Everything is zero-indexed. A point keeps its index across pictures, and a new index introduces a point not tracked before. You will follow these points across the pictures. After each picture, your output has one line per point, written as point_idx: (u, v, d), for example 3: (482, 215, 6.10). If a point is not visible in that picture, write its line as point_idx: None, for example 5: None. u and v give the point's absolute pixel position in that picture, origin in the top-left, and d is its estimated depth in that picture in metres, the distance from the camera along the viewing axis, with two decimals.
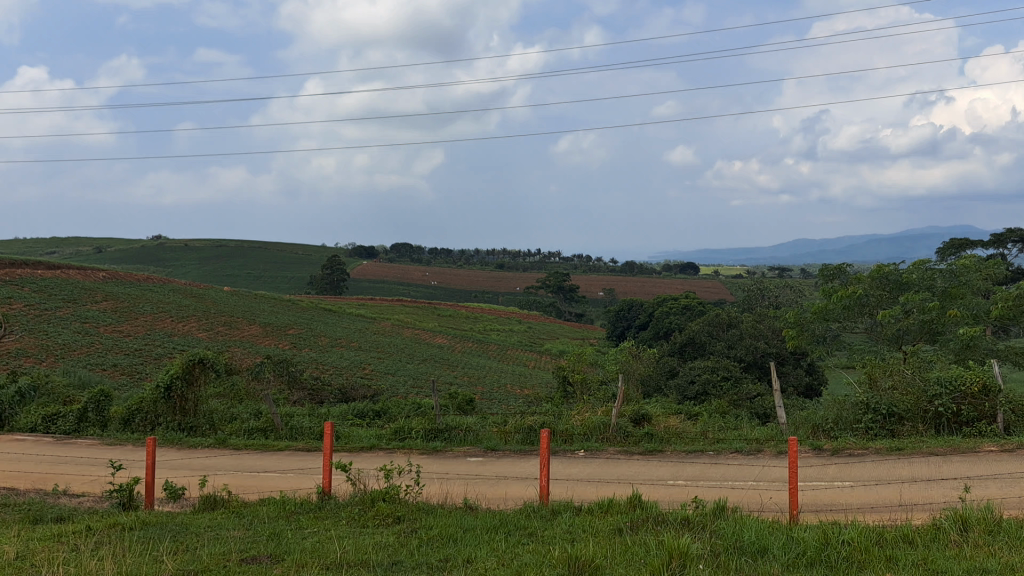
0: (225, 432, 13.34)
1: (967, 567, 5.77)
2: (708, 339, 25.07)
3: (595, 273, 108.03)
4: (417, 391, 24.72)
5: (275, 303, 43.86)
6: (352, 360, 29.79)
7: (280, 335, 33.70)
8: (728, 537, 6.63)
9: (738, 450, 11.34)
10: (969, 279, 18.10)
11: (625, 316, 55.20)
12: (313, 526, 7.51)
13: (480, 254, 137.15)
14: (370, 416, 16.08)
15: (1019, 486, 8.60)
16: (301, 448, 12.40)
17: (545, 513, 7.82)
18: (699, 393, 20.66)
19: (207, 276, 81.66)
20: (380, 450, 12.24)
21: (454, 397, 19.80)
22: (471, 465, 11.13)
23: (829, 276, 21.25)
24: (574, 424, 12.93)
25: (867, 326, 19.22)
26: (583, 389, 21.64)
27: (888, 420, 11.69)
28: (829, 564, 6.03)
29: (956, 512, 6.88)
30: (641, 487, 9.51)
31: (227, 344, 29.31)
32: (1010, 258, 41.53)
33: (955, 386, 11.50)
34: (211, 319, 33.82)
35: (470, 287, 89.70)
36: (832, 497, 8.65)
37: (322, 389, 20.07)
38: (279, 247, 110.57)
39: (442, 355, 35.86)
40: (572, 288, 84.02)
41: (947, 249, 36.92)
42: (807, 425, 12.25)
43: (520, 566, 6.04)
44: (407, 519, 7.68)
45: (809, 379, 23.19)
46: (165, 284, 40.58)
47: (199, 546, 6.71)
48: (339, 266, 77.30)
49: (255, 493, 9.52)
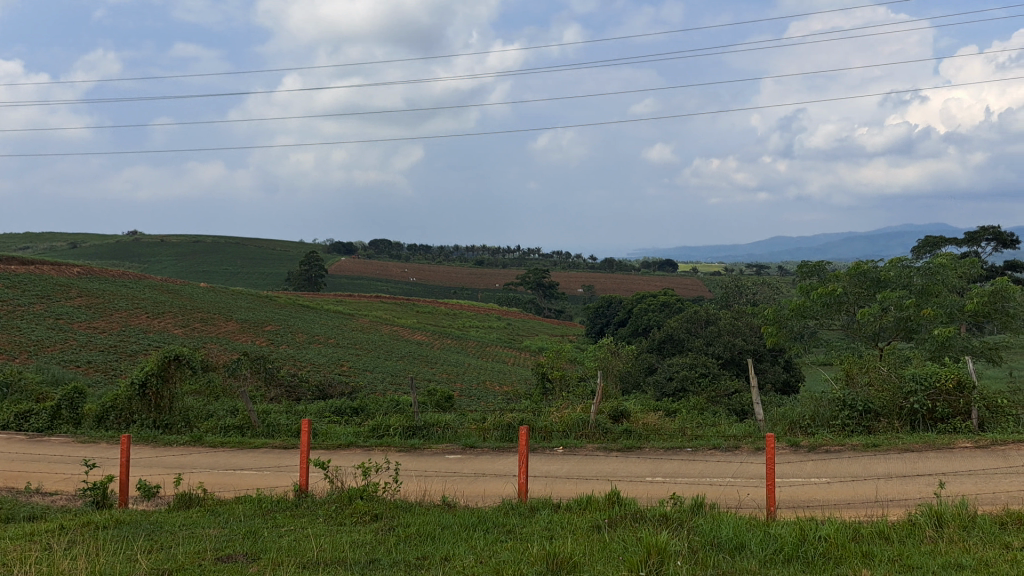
0: (201, 430, 13.24)
1: (942, 563, 5.81)
2: (687, 336, 25.19)
3: (574, 270, 108.31)
4: (395, 388, 24.73)
5: (252, 299, 43.67)
6: (330, 357, 29.74)
7: (257, 331, 33.56)
8: (706, 534, 6.63)
9: (716, 446, 11.39)
10: (945, 277, 18.20)
11: (604, 313, 55.29)
12: (290, 525, 7.44)
13: (458, 250, 137.06)
14: (348, 413, 16.04)
15: (993, 481, 8.69)
16: (278, 445, 12.31)
17: (523, 510, 7.82)
18: (677, 390, 20.74)
19: (183, 271, 81.18)
20: (357, 447, 12.20)
21: (432, 393, 19.78)
22: (450, 462, 11.12)
23: (808, 273, 21.34)
24: (552, 420, 12.91)
25: (844, 323, 19.32)
26: (562, 385, 21.68)
27: (865, 416, 11.78)
28: (806, 560, 6.06)
29: (932, 508, 6.93)
30: (619, 485, 9.50)
31: (202, 340, 29.12)
32: (984, 256, 41.87)
33: (930, 382, 11.60)
34: (186, 315, 33.60)
35: (448, 283, 89.81)
36: (809, 493, 8.70)
37: (299, 386, 20.00)
38: (256, 243, 110.25)
39: (420, 351, 35.87)
40: (552, 284, 84.11)
41: (921, 246, 37.15)
42: (784, 421, 12.28)
43: (498, 563, 6.02)
44: (386, 517, 7.65)
45: (786, 375, 23.36)
46: (141, 279, 40.25)
47: (173, 545, 6.65)
48: (317, 262, 77.10)
49: (231, 491, 9.45)
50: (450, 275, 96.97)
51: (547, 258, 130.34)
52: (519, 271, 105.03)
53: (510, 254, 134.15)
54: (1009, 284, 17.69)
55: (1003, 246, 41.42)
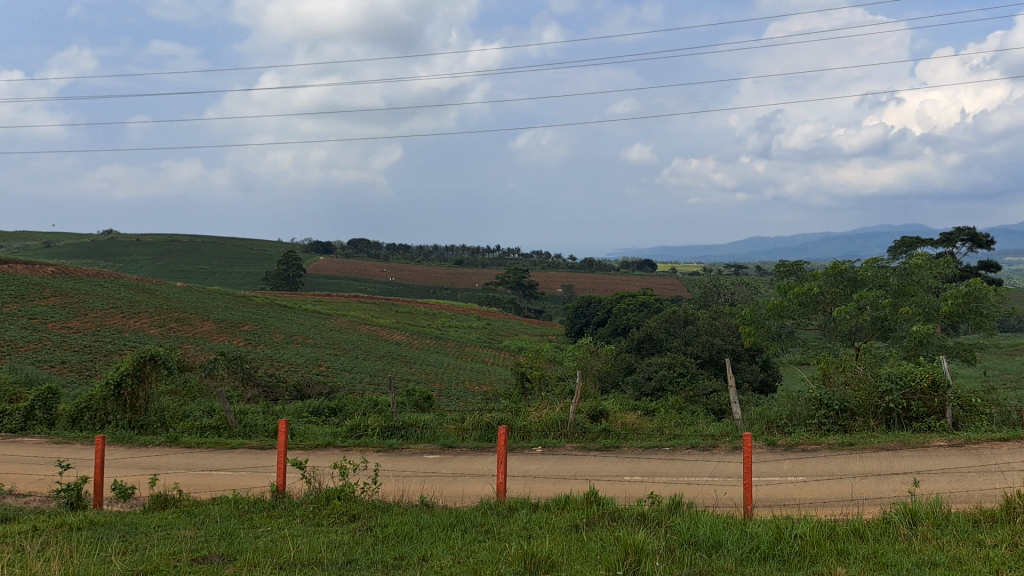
0: (177, 430, 13.13)
1: (917, 561, 5.85)
2: (666, 336, 25.26)
3: (555, 270, 108.42)
4: (374, 388, 24.64)
5: (230, 299, 43.41)
6: (308, 357, 29.59)
7: (235, 331, 33.35)
8: (683, 533, 6.66)
9: (694, 446, 11.43)
10: (920, 277, 18.36)
11: (584, 313, 55.38)
12: (266, 525, 7.41)
13: (438, 250, 136.65)
14: (326, 413, 15.95)
15: (968, 479, 8.78)
16: (255, 446, 12.25)
17: (502, 510, 7.82)
18: (656, 389, 20.80)
19: (159, 271, 80.56)
20: (335, 448, 12.15)
21: (411, 393, 19.75)
22: (428, 462, 11.09)
23: (785, 272, 21.44)
24: (530, 420, 12.91)
25: (821, 323, 19.47)
26: (541, 385, 21.70)
27: (841, 415, 11.86)
28: (782, 559, 6.09)
29: (907, 506, 6.99)
30: (597, 485, 9.51)
31: (179, 340, 28.89)
32: (959, 257, 42.26)
33: (905, 381, 11.72)
34: (163, 314, 33.32)
35: (428, 283, 89.60)
36: (785, 492, 8.75)
37: (276, 386, 19.90)
38: (235, 243, 109.63)
39: (398, 351, 35.80)
40: (531, 284, 83.98)
41: (898, 246, 37.44)
42: (761, 421, 12.33)
43: (475, 563, 6.01)
44: (363, 517, 7.63)
45: (763, 375, 23.54)
46: (117, 279, 39.88)
47: (148, 546, 6.60)
48: (295, 262, 76.73)
49: (207, 492, 9.39)
50: (429, 275, 96.72)
51: (527, 258, 130.19)
52: (499, 271, 104.99)
53: (489, 254, 133.88)
54: (983, 285, 17.91)
55: (978, 247, 41.79)
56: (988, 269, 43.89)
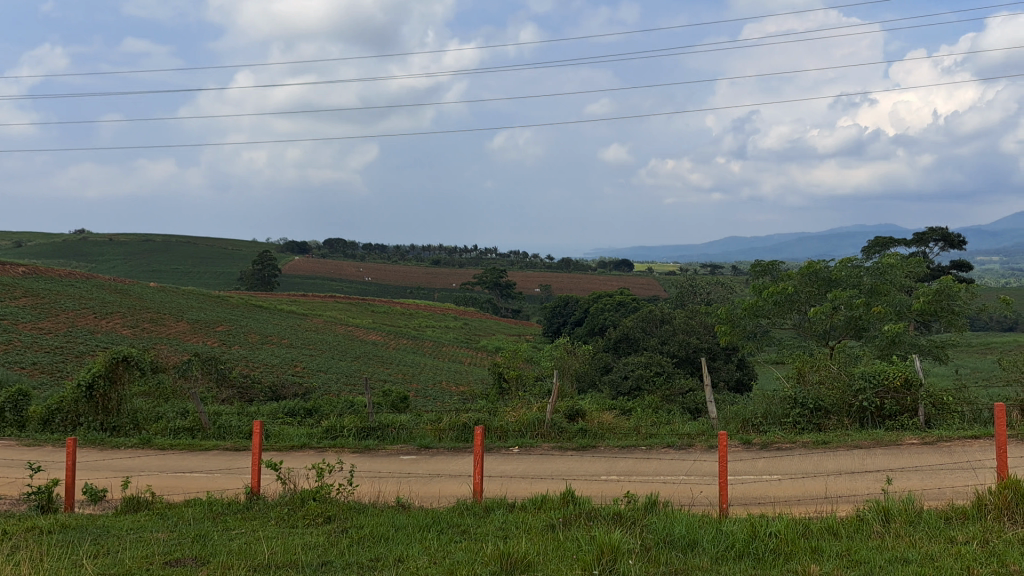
0: (149, 432, 13.03)
1: (890, 558, 5.91)
2: (642, 335, 25.34)
3: (532, 270, 108.45)
4: (350, 389, 24.52)
5: (205, 299, 43.07)
6: (284, 358, 29.40)
7: (209, 331, 33.09)
8: (659, 531, 6.69)
9: (670, 445, 11.49)
10: (893, 276, 18.53)
11: (561, 313, 55.44)
12: (241, 527, 7.37)
13: (414, 250, 136.17)
14: (301, 414, 15.86)
15: (939, 477, 8.86)
16: (229, 447, 12.17)
17: (478, 510, 7.80)
18: (632, 389, 20.88)
19: (133, 271, 79.80)
20: (310, 449, 12.09)
21: (387, 393, 19.71)
22: (404, 463, 11.06)
23: (760, 272, 21.55)
24: (507, 420, 12.90)
25: (796, 323, 19.61)
26: (518, 385, 21.70)
27: (815, 413, 11.96)
28: (757, 557, 6.12)
29: (880, 503, 7.04)
30: (573, 484, 9.52)
31: (152, 341, 28.63)
32: (931, 256, 42.69)
33: (878, 380, 11.85)
34: (136, 315, 33.00)
35: (404, 283, 89.40)
36: (760, 490, 8.81)
37: (251, 387, 19.77)
38: (209, 242, 108.81)
39: (375, 352, 35.67)
40: (508, 284, 83.88)
41: (871, 246, 37.75)
42: (736, 420, 12.39)
43: (452, 563, 6.01)
44: (339, 518, 7.60)
45: (739, 374, 23.71)
46: (89, 279, 39.49)
47: (121, 550, 6.53)
48: (271, 262, 76.26)
49: (181, 495, 9.31)
50: (406, 275, 96.48)
51: (504, 257, 130.12)
52: (477, 271, 104.88)
53: (466, 254, 133.62)
54: (954, 283, 18.13)
55: (950, 246, 42.27)
56: (960, 267, 44.41)
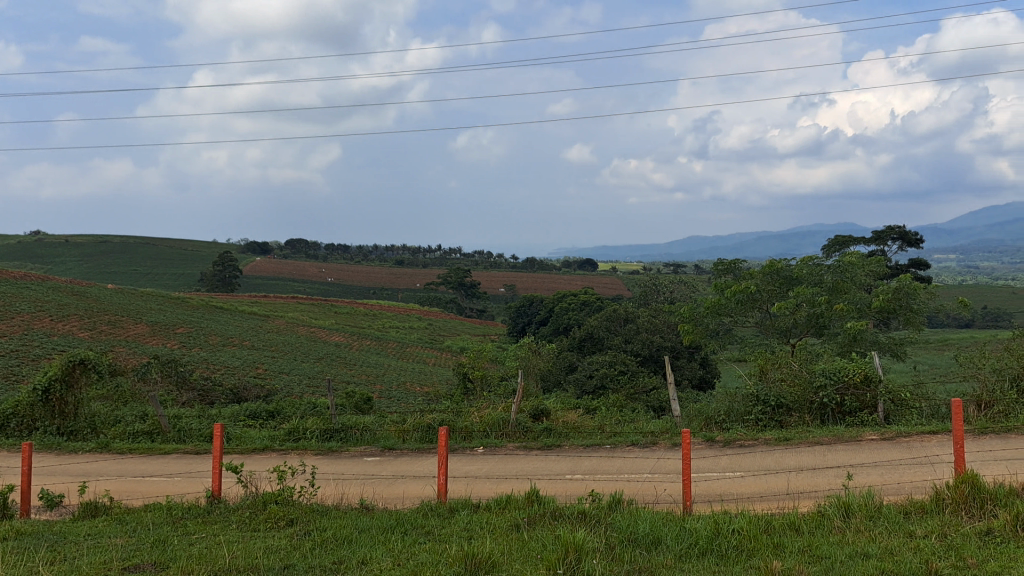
0: (108, 436, 12.85)
1: (850, 553, 5.98)
2: (606, 334, 25.45)
3: (497, 270, 108.35)
4: (313, 391, 24.34)
5: (164, 301, 42.51)
6: (245, 360, 29.09)
7: (169, 334, 32.67)
8: (624, 529, 6.70)
9: (634, 442, 11.55)
10: (854, 275, 18.77)
11: (526, 313, 55.47)
12: (201, 532, 7.28)
13: (377, 250, 135.54)
14: (264, 417, 15.74)
15: (899, 472, 8.98)
16: (190, 450, 12.03)
17: (442, 511, 7.76)
18: (597, 387, 20.97)
19: (90, 273, 78.56)
20: (273, 451, 12.00)
21: (351, 395, 19.61)
22: (368, 464, 11.00)
23: (722, 271, 21.67)
24: (472, 420, 12.88)
25: (758, 321, 19.75)
26: (483, 385, 21.67)
27: (777, 411, 12.06)
28: (720, 554, 6.16)
29: (841, 499, 7.12)
30: (538, 484, 9.52)
31: (110, 344, 28.23)
32: (890, 254, 43.29)
33: (838, 377, 12.00)
34: (93, 317, 32.46)
35: (368, 284, 88.89)
36: (723, 487, 8.86)
37: (213, 389, 19.58)
38: (168, 243, 107.47)
39: (338, 353, 35.41)
40: (472, 284, 83.67)
41: (831, 245, 38.23)
42: (700, 418, 12.48)
43: (416, 566, 5.97)
44: (301, 521, 7.53)
45: (702, 372, 23.88)
46: (43, 280, 38.83)
47: (78, 555, 6.42)
48: (231, 263, 75.43)
49: (140, 499, 9.18)
50: (370, 275, 96.00)
51: (467, 257, 129.93)
52: (441, 271, 104.61)
53: (430, 254, 133.15)
54: (913, 282, 18.41)
55: (908, 245, 42.92)
56: (917, 266, 45.12)
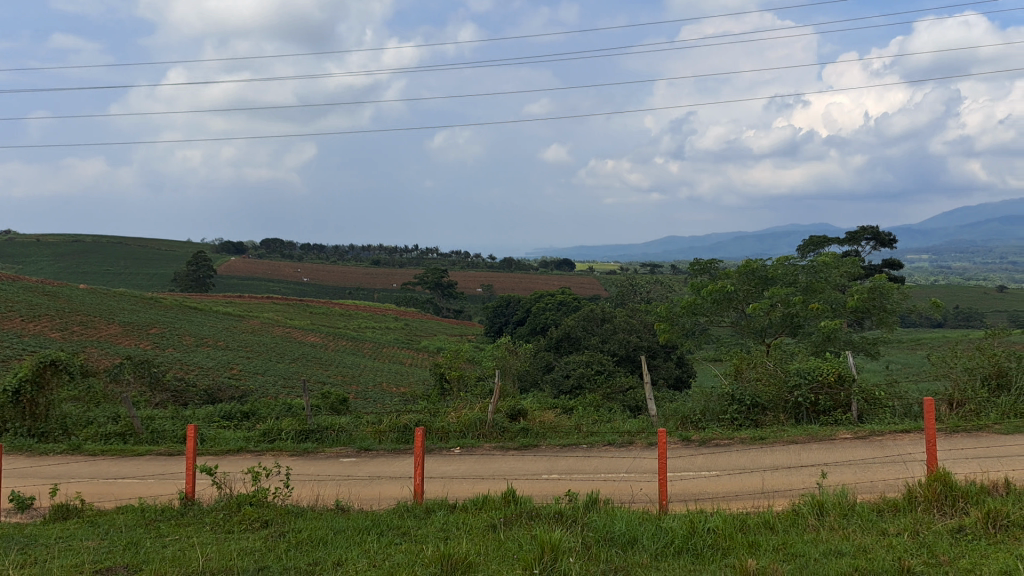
0: (79, 438, 12.71)
1: (824, 551, 6.02)
2: (583, 334, 25.49)
3: (475, 270, 108.19)
4: (288, 392, 24.21)
5: (137, 301, 42.09)
6: (220, 360, 28.86)
7: (142, 334, 32.36)
8: (600, 529, 6.70)
9: (610, 442, 11.58)
10: (828, 275, 18.91)
11: (503, 313, 55.45)
12: (175, 534, 7.21)
13: (353, 250, 135.02)
14: (239, 417, 15.64)
15: (873, 470, 9.07)
16: (163, 452, 11.92)
17: (418, 512, 7.73)
18: (574, 387, 21.01)
19: (61, 274, 77.67)
20: (247, 452, 11.92)
21: (326, 396, 19.51)
22: (344, 465, 10.96)
23: (698, 270, 21.73)
24: (448, 420, 12.85)
25: (733, 320, 19.84)
26: (459, 385, 21.64)
27: (752, 410, 12.12)
28: (695, 552, 6.19)
29: (815, 497, 7.18)
30: (515, 484, 9.51)
31: (82, 345, 27.89)
32: (864, 254, 43.62)
33: (813, 377, 12.08)
34: (64, 318, 32.10)
35: (344, 285, 88.45)
36: (699, 486, 8.88)
37: (186, 390, 19.41)
38: (141, 243, 106.53)
39: (314, 354, 35.22)
40: (450, 284, 83.52)
41: (806, 245, 38.48)
42: (676, 417, 12.53)
43: (392, 566, 5.94)
44: (276, 523, 7.48)
45: (678, 371, 23.99)
46: (13, 280, 38.32)
47: (50, 558, 6.34)
48: (206, 263, 74.87)
49: (112, 501, 9.08)
50: (346, 275, 95.63)
51: (445, 257, 129.70)
52: (418, 271, 104.35)
53: (406, 254, 132.84)
54: (886, 282, 18.57)
55: (881, 245, 43.28)
56: (891, 266, 45.47)
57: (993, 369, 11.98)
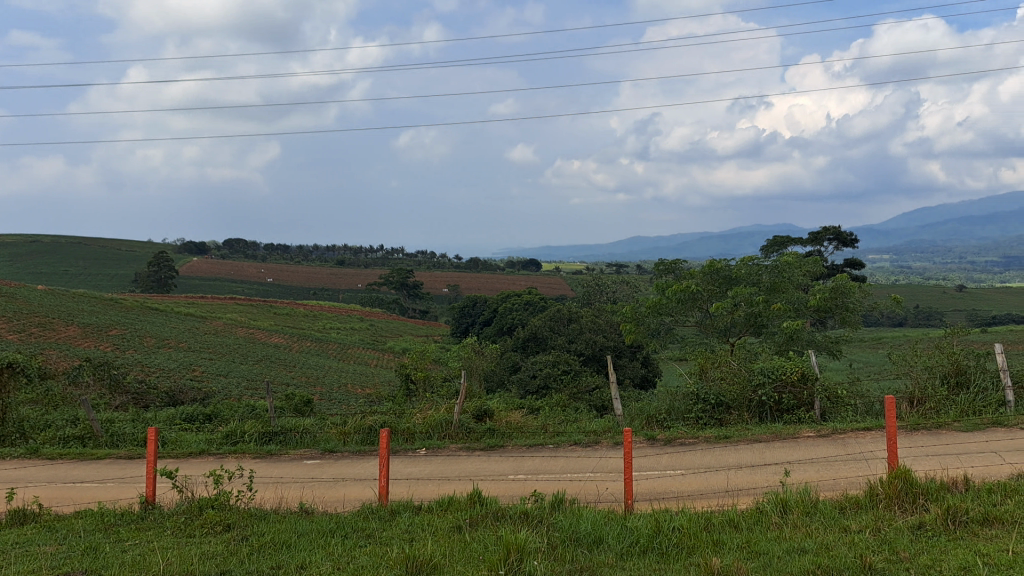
0: (36, 442, 12.45)
1: (787, 549, 6.05)
2: (550, 334, 25.50)
3: (441, 270, 107.92)
4: (251, 394, 23.95)
5: (97, 303, 41.42)
6: (182, 362, 28.50)
7: (102, 336, 31.81)
8: (565, 529, 6.70)
9: (576, 442, 11.59)
10: (791, 274, 19.08)
11: (469, 313, 55.37)
12: (134, 538, 7.09)
13: (318, 250, 134.14)
14: (201, 420, 15.46)
15: (835, 468, 9.16)
16: (123, 455, 11.74)
17: (383, 514, 7.68)
18: (541, 387, 21.03)
19: (18, 275, 76.23)
20: (210, 455, 11.78)
21: (290, 398, 19.31)
22: (309, 467, 10.87)
23: (663, 270, 21.79)
24: (415, 421, 12.78)
25: (698, 319, 19.95)
26: (425, 386, 21.56)
27: (717, 409, 12.19)
28: (659, 551, 6.20)
29: (778, 495, 7.23)
30: (480, 485, 9.49)
31: (41, 347, 27.38)
32: (827, 254, 44.14)
33: (777, 375, 12.15)
34: (22, 319, 31.47)
35: (309, 285, 87.76)
36: (664, 485, 8.91)
37: (147, 393, 19.11)
38: (101, 243, 104.97)
39: (278, 355, 34.89)
40: (416, 284, 83.21)
41: (769, 246, 38.87)
42: (641, 416, 12.58)
43: (355, 570, 5.90)
44: (238, 526, 7.37)
45: (644, 371, 24.12)
46: None
47: (5, 565, 6.21)
48: (167, 263, 73.93)
49: (70, 506, 8.91)
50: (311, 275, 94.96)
51: (411, 257, 129.20)
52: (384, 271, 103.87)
53: (372, 254, 132.27)
54: (848, 282, 18.78)
55: (843, 246, 43.79)
56: (853, 266, 46.03)
57: (952, 367, 12.14)
